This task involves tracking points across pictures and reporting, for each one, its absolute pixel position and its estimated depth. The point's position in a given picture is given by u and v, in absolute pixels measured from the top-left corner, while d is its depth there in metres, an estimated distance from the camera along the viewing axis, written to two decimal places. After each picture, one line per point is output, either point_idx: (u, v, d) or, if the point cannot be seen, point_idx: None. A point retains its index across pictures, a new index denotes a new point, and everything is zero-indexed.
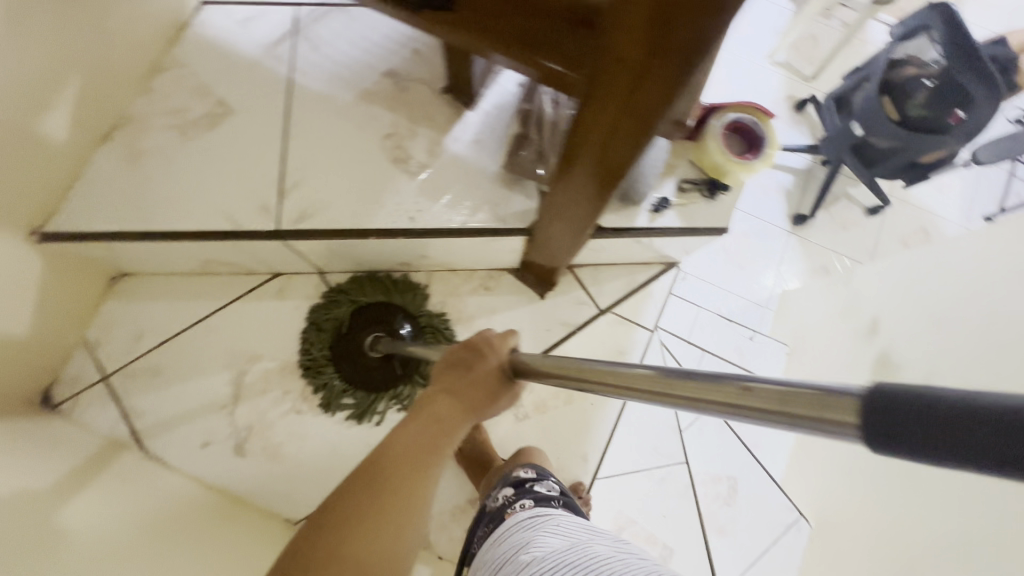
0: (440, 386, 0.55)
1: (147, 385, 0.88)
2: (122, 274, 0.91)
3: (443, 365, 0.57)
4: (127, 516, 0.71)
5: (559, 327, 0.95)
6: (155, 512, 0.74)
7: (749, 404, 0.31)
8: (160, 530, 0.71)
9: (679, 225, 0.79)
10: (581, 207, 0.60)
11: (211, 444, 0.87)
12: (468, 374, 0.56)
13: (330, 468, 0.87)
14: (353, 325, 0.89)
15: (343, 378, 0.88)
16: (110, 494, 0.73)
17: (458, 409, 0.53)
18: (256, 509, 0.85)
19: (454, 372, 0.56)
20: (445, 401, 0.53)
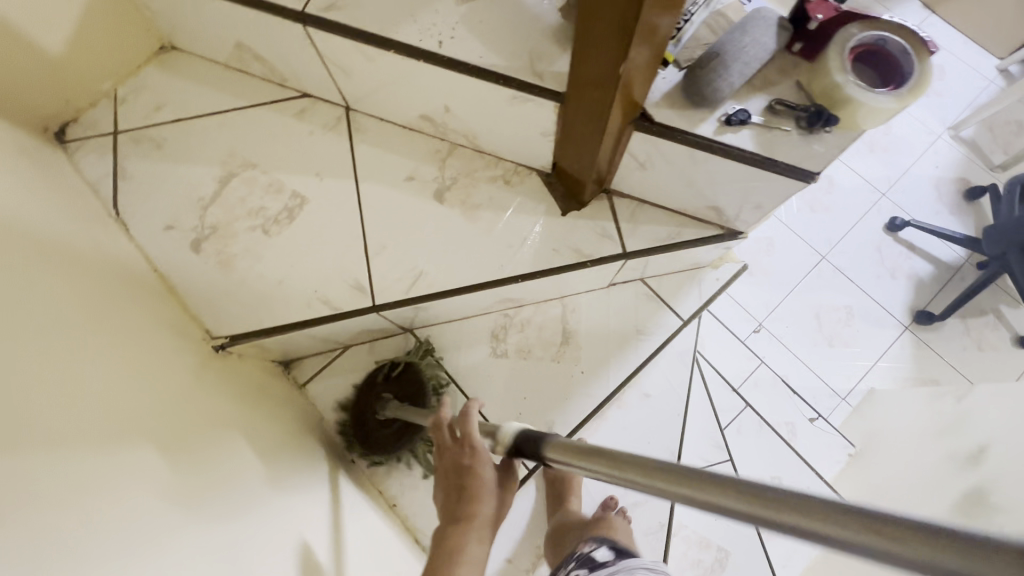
0: (446, 520, 0.61)
1: (147, 153, 0.85)
2: (169, 48, 0.90)
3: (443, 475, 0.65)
4: (67, 237, 0.66)
5: (566, 253, 0.80)
6: (88, 249, 0.69)
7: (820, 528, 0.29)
8: (86, 265, 0.66)
9: (751, 150, 0.62)
10: (617, 10, 0.47)
11: (175, 229, 0.82)
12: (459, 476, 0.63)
13: (271, 299, 0.79)
14: (397, 380, 0.90)
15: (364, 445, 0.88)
16: (62, 215, 0.69)
17: (459, 514, 0.61)
18: (185, 309, 0.79)
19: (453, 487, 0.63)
20: (451, 520, 0.61)
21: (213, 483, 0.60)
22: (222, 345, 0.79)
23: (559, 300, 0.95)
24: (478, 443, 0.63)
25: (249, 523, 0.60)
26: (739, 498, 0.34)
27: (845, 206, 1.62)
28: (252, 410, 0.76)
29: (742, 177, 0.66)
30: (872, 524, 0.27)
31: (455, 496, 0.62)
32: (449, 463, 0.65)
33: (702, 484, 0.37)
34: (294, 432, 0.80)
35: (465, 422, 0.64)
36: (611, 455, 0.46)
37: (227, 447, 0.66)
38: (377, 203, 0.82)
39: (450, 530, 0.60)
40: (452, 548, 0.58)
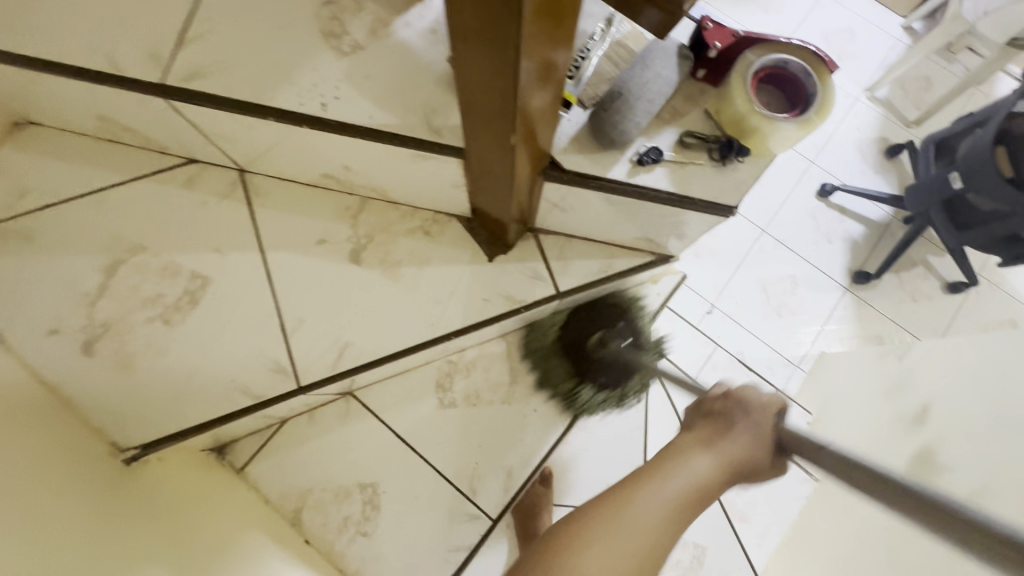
0: (693, 439, 0.50)
1: (13, 249, 0.75)
2: (24, 124, 0.79)
3: (694, 416, 0.54)
4: None
5: (499, 300, 0.76)
6: None
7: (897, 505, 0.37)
8: None
9: (668, 189, 0.59)
10: (495, 84, 0.44)
11: (60, 333, 0.72)
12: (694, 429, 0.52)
13: (184, 395, 0.72)
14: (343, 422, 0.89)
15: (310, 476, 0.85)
16: None
17: (699, 437, 0.50)
18: (85, 422, 0.70)
19: (704, 424, 0.51)
20: (681, 437, 0.51)
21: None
22: (134, 455, 0.73)
23: (502, 338, 0.92)
24: (751, 412, 0.51)
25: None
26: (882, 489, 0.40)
27: (781, 181, 1.65)
28: (180, 524, 0.69)
29: (662, 210, 0.63)
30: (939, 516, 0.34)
31: (708, 434, 0.50)
32: (699, 428, 0.51)
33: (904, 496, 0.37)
34: (235, 536, 0.74)
35: (743, 393, 0.52)
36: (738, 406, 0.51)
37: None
38: (289, 273, 0.75)
39: (690, 449, 0.49)
40: (665, 464, 0.48)
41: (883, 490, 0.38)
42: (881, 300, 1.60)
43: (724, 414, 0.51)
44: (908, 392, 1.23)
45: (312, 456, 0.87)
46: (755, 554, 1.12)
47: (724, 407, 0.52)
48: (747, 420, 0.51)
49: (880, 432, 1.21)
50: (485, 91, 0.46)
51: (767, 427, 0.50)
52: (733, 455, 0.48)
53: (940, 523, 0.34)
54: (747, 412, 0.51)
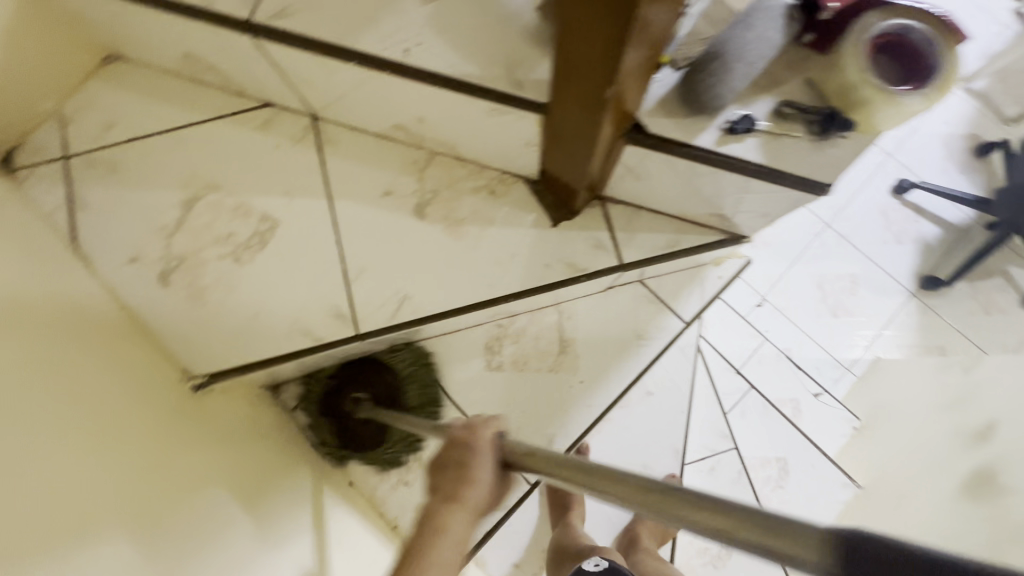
0: (436, 500, 0.51)
1: (101, 179, 0.79)
2: (114, 58, 0.82)
3: (432, 467, 0.54)
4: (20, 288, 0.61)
5: (559, 267, 0.74)
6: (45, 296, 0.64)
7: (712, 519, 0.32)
8: (43, 315, 0.61)
9: (757, 163, 0.56)
10: (605, 24, 0.41)
11: (140, 262, 0.76)
12: (448, 483, 0.52)
13: (248, 331, 0.75)
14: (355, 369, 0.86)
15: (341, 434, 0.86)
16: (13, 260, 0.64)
17: (442, 500, 0.50)
18: (159, 347, 0.74)
19: (440, 475, 0.52)
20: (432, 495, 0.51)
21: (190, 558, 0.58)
22: (201, 383, 0.75)
23: (554, 307, 0.91)
24: (483, 455, 0.52)
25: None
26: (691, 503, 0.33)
27: (858, 174, 1.55)
28: (240, 450, 0.73)
29: (747, 185, 0.59)
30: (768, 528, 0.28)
31: (443, 492, 0.51)
32: (443, 481, 0.52)
33: (766, 528, 0.28)
34: (286, 468, 0.77)
35: (479, 432, 0.53)
36: (606, 475, 0.42)
37: (205, 509, 0.63)
38: (354, 222, 0.76)
39: (438, 511, 0.50)
40: (428, 530, 0.48)
41: (672, 507, 0.34)
42: (952, 309, 1.50)
43: (475, 476, 0.52)
44: (968, 412, 1.17)
45: None
46: (786, 552, 1.09)
47: (462, 446, 0.54)
48: (479, 462, 0.53)
49: (934, 448, 1.18)
50: (591, 33, 0.44)
51: (492, 463, 0.53)
52: (477, 507, 0.50)
53: (749, 535, 0.29)
54: (477, 454, 0.53)
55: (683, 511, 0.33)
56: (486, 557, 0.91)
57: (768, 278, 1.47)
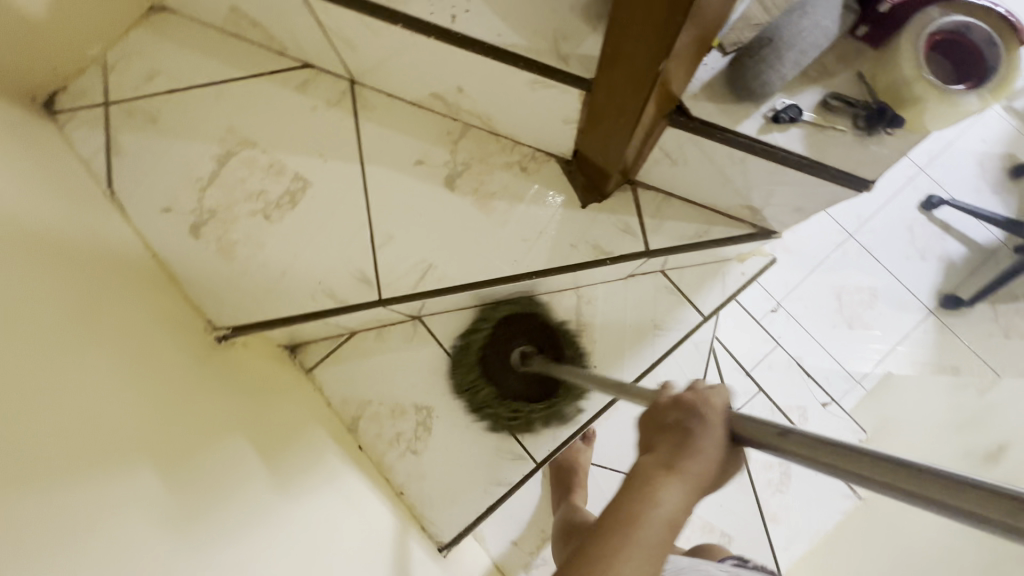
0: (654, 467, 0.38)
1: (139, 128, 0.80)
2: (160, 9, 0.83)
3: (649, 432, 0.42)
4: (61, 226, 0.62)
5: (584, 248, 0.75)
6: (83, 236, 0.65)
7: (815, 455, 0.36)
8: (81, 254, 0.62)
9: (799, 154, 0.55)
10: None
11: (173, 212, 0.77)
12: (686, 451, 0.39)
13: (274, 288, 0.76)
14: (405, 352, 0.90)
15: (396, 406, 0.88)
16: (54, 198, 0.65)
17: (659, 467, 0.38)
18: (185, 297, 0.76)
19: (662, 439, 0.40)
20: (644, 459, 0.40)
21: (208, 494, 0.58)
22: (224, 335, 0.77)
23: (574, 290, 0.91)
24: (715, 420, 0.40)
25: (249, 533, 0.59)
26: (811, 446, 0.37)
27: (886, 185, 1.52)
28: (258, 404, 0.74)
29: (786, 176, 0.58)
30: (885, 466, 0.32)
31: (658, 454, 0.39)
32: (657, 447, 0.40)
33: (801, 444, 0.37)
34: (300, 425, 0.79)
35: (711, 403, 0.41)
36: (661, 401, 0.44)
37: (223, 449, 0.64)
38: (384, 189, 0.77)
39: (647, 478, 0.38)
40: (638, 498, 0.37)
41: (848, 464, 0.34)
42: (971, 329, 1.48)
43: (684, 440, 0.39)
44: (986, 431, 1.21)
45: (375, 370, 0.91)
46: (783, 559, 1.09)
47: (688, 413, 0.41)
48: (706, 428, 0.40)
49: (931, 442, 1.25)
50: (647, 9, 0.43)
51: (721, 434, 0.40)
52: (696, 479, 0.38)
53: (863, 468, 0.33)
54: (707, 419, 0.40)
55: (863, 470, 0.33)
56: (485, 531, 0.94)
57: (785, 283, 1.45)
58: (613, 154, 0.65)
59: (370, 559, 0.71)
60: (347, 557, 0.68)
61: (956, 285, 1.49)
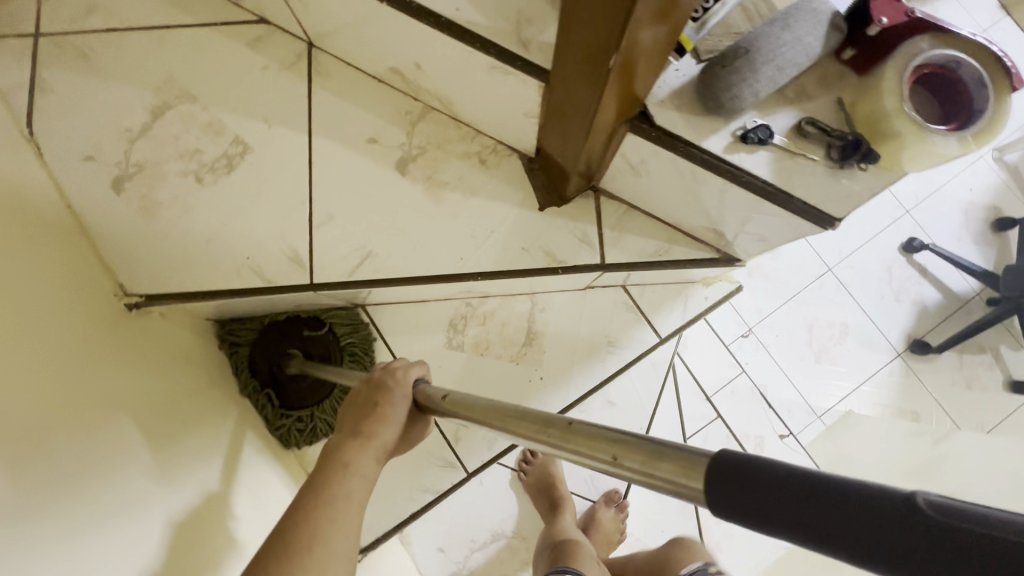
0: (341, 439, 0.49)
1: (69, 65, 0.72)
2: None
3: (347, 409, 0.52)
4: None
5: (537, 254, 0.69)
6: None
7: (623, 470, 0.30)
8: None
9: (764, 180, 0.50)
10: None
11: (95, 162, 0.70)
12: (363, 416, 0.50)
13: (195, 259, 0.69)
14: (264, 340, 0.82)
15: (284, 412, 0.83)
16: None
17: (349, 440, 0.48)
18: (98, 257, 0.69)
19: (352, 412, 0.51)
20: (337, 446, 0.48)
21: (81, 475, 0.53)
22: (135, 303, 0.70)
23: (528, 295, 0.87)
24: (398, 389, 0.51)
25: (121, 523, 0.55)
26: (612, 443, 0.31)
27: (866, 223, 1.50)
28: (160, 382, 0.68)
29: (753, 201, 0.53)
30: (685, 468, 0.26)
31: (342, 427, 0.50)
32: (348, 420, 0.50)
33: (681, 472, 0.26)
34: (203, 411, 0.73)
35: (403, 371, 0.52)
36: (512, 413, 0.40)
37: (108, 428, 0.58)
38: (330, 164, 0.71)
39: (343, 444, 0.48)
40: (339, 464, 0.46)
41: (644, 465, 0.28)
42: (937, 377, 1.46)
43: (383, 413, 0.50)
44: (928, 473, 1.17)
45: None
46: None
47: (377, 383, 0.52)
48: (394, 394, 0.51)
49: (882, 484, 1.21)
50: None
51: (405, 402, 0.51)
52: (380, 444, 0.48)
53: (657, 473, 0.28)
54: (393, 393, 0.51)
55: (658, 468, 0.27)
56: (412, 534, 0.89)
57: (759, 311, 1.42)
58: (572, 155, 0.60)
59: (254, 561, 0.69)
60: (220, 559, 0.64)
61: (925, 330, 1.47)
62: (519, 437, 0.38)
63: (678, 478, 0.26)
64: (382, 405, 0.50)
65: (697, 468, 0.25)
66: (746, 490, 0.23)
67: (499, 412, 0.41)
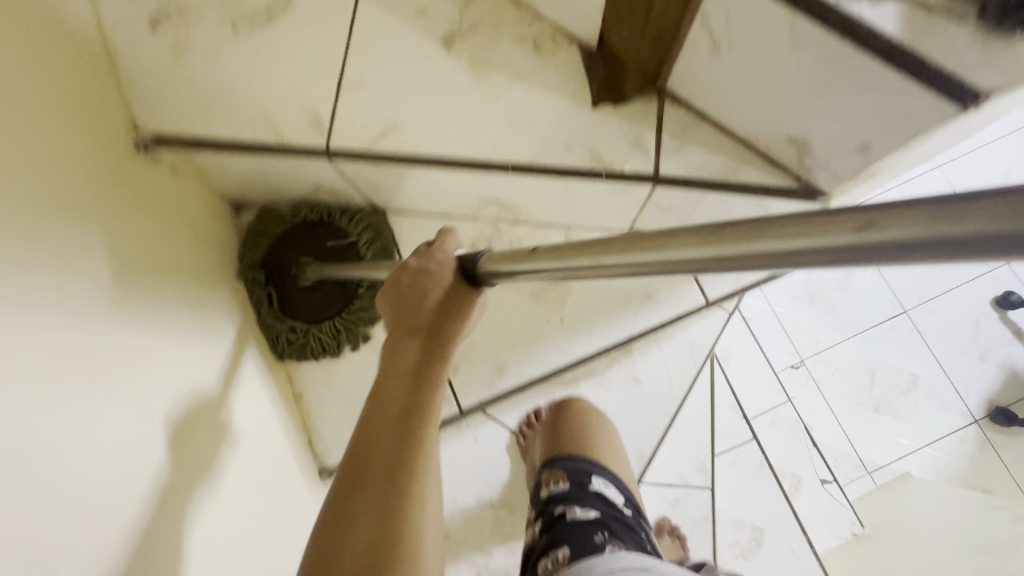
0: (390, 340, 0.44)
1: None
2: None
3: (389, 304, 0.46)
4: None
5: (578, 153, 0.60)
6: None
7: (835, 249, 0.23)
8: None
9: (888, 36, 0.39)
10: None
11: None
12: (406, 310, 0.44)
13: (215, 104, 0.65)
14: (289, 239, 0.78)
15: (283, 315, 0.78)
16: None
17: (395, 341, 0.43)
18: (117, 88, 0.62)
19: (394, 309, 0.45)
20: (389, 347, 0.44)
21: (49, 260, 0.46)
22: (145, 144, 0.65)
23: (563, 229, 0.77)
24: (438, 276, 0.45)
25: (73, 330, 0.46)
26: (812, 224, 0.24)
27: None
28: (151, 233, 0.61)
29: (865, 79, 0.42)
30: (944, 211, 0.19)
31: (392, 328, 0.44)
32: (394, 316, 0.45)
33: (930, 218, 0.20)
34: (191, 278, 0.66)
35: (435, 252, 0.46)
36: (632, 238, 0.33)
37: (81, 236, 0.51)
38: (367, 26, 0.62)
39: (394, 347, 0.43)
40: (390, 367, 0.42)
41: (884, 232, 0.21)
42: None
43: (433, 304, 0.44)
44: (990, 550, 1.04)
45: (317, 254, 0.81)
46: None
47: (414, 271, 0.45)
48: (436, 281, 0.45)
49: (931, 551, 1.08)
50: None
51: (447, 287, 0.44)
52: (434, 338, 0.43)
53: (896, 233, 0.21)
54: (432, 281, 0.44)
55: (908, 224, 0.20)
56: None
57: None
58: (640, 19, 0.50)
59: (197, 448, 0.58)
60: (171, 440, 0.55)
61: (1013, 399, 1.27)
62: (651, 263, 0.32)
63: (926, 230, 0.20)
64: (427, 295, 0.44)
65: (984, 208, 0.18)
66: None
67: (619, 242, 0.34)
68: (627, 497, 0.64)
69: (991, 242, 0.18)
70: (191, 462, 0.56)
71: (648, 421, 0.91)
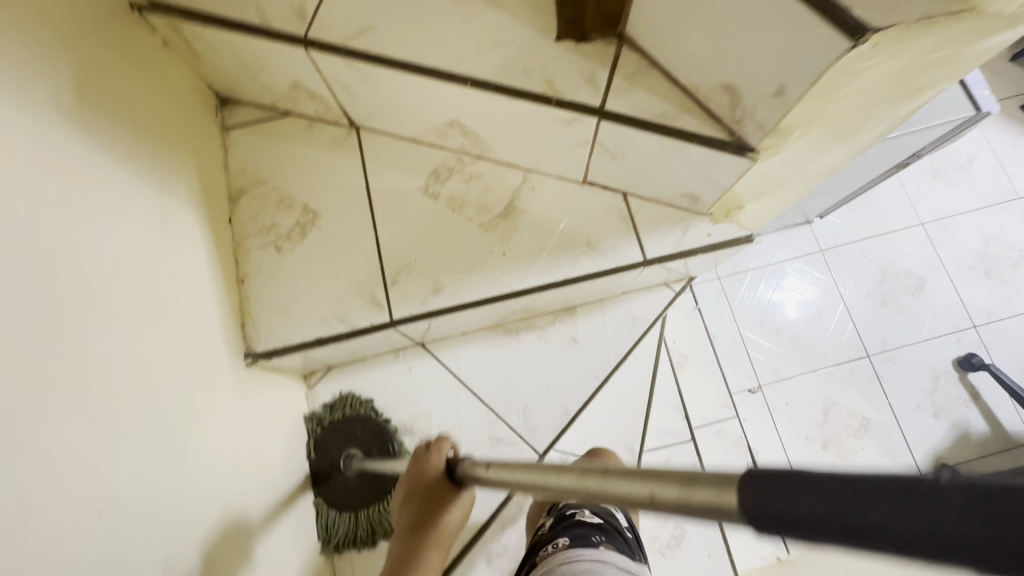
0: (409, 511, 0.67)
1: None
2: None
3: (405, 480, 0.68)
4: None
5: (536, 79, 0.64)
6: None
7: (658, 502, 0.31)
8: None
9: None
10: None
11: None
12: (415, 490, 0.66)
13: None
14: (339, 431, 0.89)
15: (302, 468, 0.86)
16: None
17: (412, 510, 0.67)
18: None
19: (410, 489, 0.67)
20: (405, 511, 0.68)
21: (5, 56, 0.49)
22: (138, 7, 0.69)
23: (522, 170, 0.80)
24: (434, 474, 0.65)
25: (19, 131, 0.48)
26: (622, 477, 0.34)
27: (924, 319, 1.33)
28: (121, 84, 0.64)
29: (779, 12, 0.45)
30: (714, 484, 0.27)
31: (408, 500, 0.67)
32: (412, 496, 0.67)
33: (705, 485, 0.27)
34: (157, 141, 0.68)
35: (432, 457, 0.65)
36: (534, 468, 0.46)
37: (51, 50, 0.54)
38: None
39: (410, 516, 0.67)
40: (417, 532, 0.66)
41: (674, 491, 0.29)
42: None
43: (432, 491, 0.66)
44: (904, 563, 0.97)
45: (288, 156, 0.84)
46: None
47: (419, 465, 0.66)
48: (433, 476, 0.65)
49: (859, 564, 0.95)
50: None
51: (441, 483, 0.65)
52: (444, 523, 0.66)
53: (694, 498, 0.28)
54: (428, 475, 0.65)
55: (693, 489, 0.28)
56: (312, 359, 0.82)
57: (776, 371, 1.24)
58: None
59: (144, 285, 0.60)
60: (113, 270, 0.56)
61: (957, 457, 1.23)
62: (548, 490, 0.43)
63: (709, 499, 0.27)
64: (429, 485, 0.66)
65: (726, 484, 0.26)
66: (764, 492, 0.23)
67: (524, 477, 0.47)
68: (628, 522, 0.74)
69: (720, 498, 0.26)
70: (132, 299, 0.57)
71: (577, 381, 0.94)
